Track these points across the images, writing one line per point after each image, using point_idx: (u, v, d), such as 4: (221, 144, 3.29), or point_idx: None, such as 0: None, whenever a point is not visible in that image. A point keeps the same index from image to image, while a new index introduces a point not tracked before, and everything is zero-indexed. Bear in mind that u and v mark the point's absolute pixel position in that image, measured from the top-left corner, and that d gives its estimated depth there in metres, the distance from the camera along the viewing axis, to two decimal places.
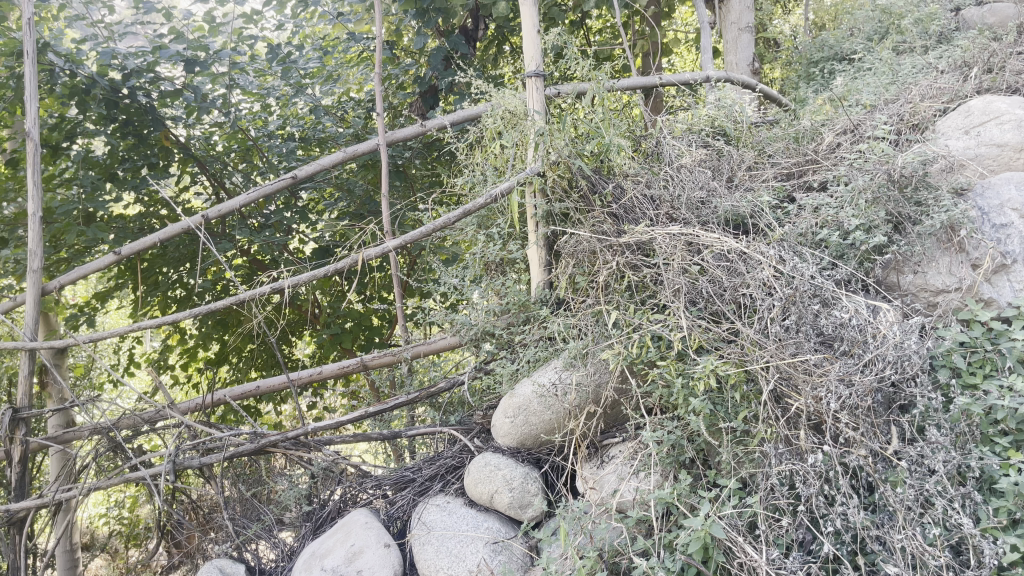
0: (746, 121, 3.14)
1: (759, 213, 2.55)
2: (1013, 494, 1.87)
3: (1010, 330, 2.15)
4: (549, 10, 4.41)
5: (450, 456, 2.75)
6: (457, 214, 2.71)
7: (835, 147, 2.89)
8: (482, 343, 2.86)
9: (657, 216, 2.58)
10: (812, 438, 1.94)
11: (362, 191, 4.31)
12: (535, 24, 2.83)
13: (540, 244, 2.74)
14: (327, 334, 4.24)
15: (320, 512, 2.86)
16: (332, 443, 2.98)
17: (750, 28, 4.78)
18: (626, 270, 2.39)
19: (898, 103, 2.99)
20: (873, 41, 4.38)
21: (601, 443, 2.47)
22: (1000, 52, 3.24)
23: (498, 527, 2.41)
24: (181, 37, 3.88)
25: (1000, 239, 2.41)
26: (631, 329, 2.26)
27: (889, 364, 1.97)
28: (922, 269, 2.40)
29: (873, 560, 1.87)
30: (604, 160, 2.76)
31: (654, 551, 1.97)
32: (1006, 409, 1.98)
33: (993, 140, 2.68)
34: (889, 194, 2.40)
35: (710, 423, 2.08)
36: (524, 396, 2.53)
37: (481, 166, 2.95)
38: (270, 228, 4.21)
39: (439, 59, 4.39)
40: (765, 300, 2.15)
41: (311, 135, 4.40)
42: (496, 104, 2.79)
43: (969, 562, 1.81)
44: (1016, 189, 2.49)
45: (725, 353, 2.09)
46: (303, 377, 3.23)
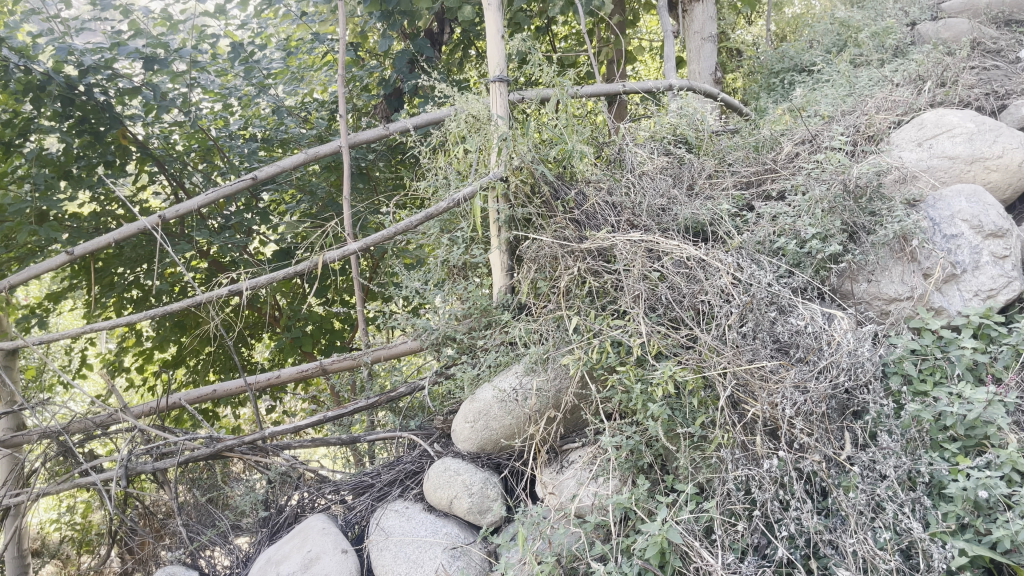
0: (707, 130, 3.17)
1: (719, 221, 2.59)
2: (961, 499, 1.91)
3: (959, 339, 2.22)
4: (515, 16, 4.44)
5: (409, 461, 2.73)
6: (420, 217, 2.69)
7: (793, 157, 2.94)
8: (443, 348, 2.84)
9: (618, 223, 2.61)
10: (768, 443, 1.97)
11: (325, 193, 4.28)
12: (500, 29, 2.81)
13: (502, 249, 2.73)
14: (288, 337, 4.20)
15: (276, 518, 2.82)
16: (290, 447, 2.95)
17: (714, 38, 4.84)
18: (588, 276, 2.41)
19: (854, 115, 3.06)
20: (832, 53, 4.47)
21: (561, 448, 2.48)
22: (954, 67, 3.34)
23: (457, 533, 2.40)
24: (140, 33, 3.81)
25: (951, 249, 2.47)
26: (591, 334, 2.28)
27: (842, 371, 2.00)
28: (875, 278, 2.45)
29: (826, 565, 1.88)
30: (567, 167, 2.77)
31: (613, 557, 1.97)
32: (955, 416, 2.04)
33: (945, 153, 2.74)
34: (845, 204, 2.46)
35: (668, 428, 2.09)
36: (484, 401, 2.52)
37: (445, 170, 2.94)
38: (230, 229, 4.16)
39: (405, 63, 4.39)
40: (723, 307, 2.18)
41: (274, 136, 4.35)
42: (460, 107, 2.74)
43: (918, 566, 1.83)
44: (967, 201, 2.54)
45: (684, 359, 2.12)
46: (262, 381, 3.18)
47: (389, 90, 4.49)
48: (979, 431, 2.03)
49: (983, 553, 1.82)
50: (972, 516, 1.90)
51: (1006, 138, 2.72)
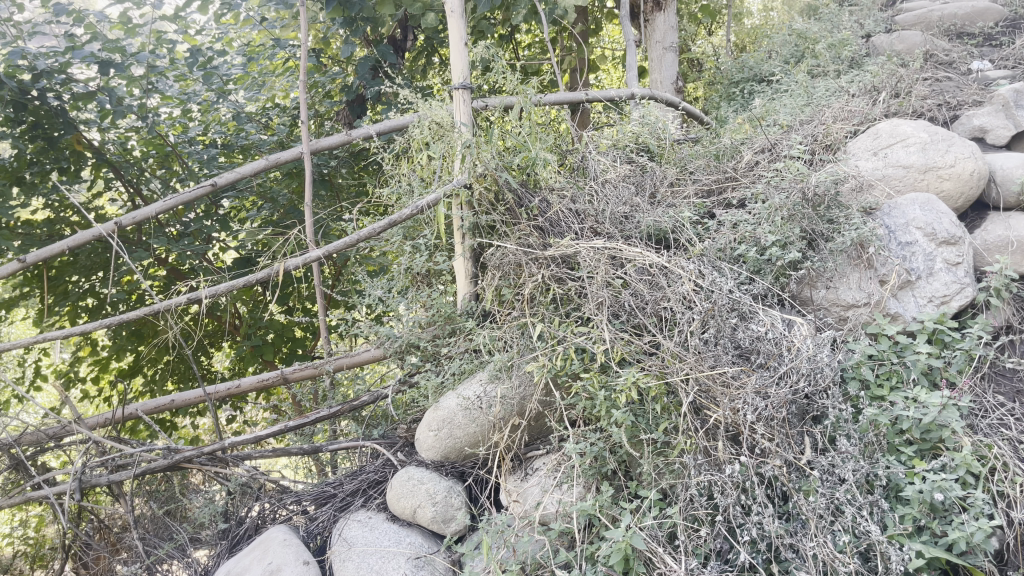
0: (669, 138, 3.21)
1: (680, 229, 2.61)
2: (918, 501, 1.94)
3: (915, 344, 2.27)
4: (477, 23, 4.45)
5: (373, 470, 2.71)
6: (383, 224, 2.67)
7: (753, 165, 2.99)
8: (406, 356, 2.81)
9: (582, 230, 2.62)
10: (730, 448, 1.98)
11: (287, 200, 4.23)
12: (463, 37, 2.80)
13: (466, 256, 2.72)
14: (248, 346, 4.15)
15: (236, 530, 2.77)
16: (251, 458, 2.91)
17: (675, 48, 4.91)
18: (552, 283, 2.42)
19: (812, 125, 3.12)
20: (790, 64, 4.55)
21: (525, 456, 2.47)
22: (906, 79, 3.41)
23: (420, 542, 2.38)
24: (96, 37, 3.74)
25: (906, 256, 2.52)
26: (555, 341, 2.28)
27: (802, 377, 2.03)
28: (834, 284, 2.49)
29: (787, 569, 1.90)
30: (531, 174, 2.78)
31: (577, 564, 1.97)
32: (911, 420, 2.08)
33: (899, 162, 2.79)
34: (804, 211, 2.50)
35: (632, 434, 2.10)
36: (449, 409, 2.51)
37: (408, 177, 2.91)
38: (189, 236, 4.10)
39: (367, 69, 4.37)
40: (685, 313, 2.20)
41: (235, 141, 4.28)
42: (424, 114, 2.73)
43: (877, 568, 1.85)
44: (920, 209, 2.60)
45: (647, 366, 2.13)
46: (221, 390, 3.13)
47: (351, 97, 4.46)
48: (934, 434, 2.07)
49: (939, 555, 1.85)
50: (929, 518, 1.93)
51: (958, 148, 2.76)
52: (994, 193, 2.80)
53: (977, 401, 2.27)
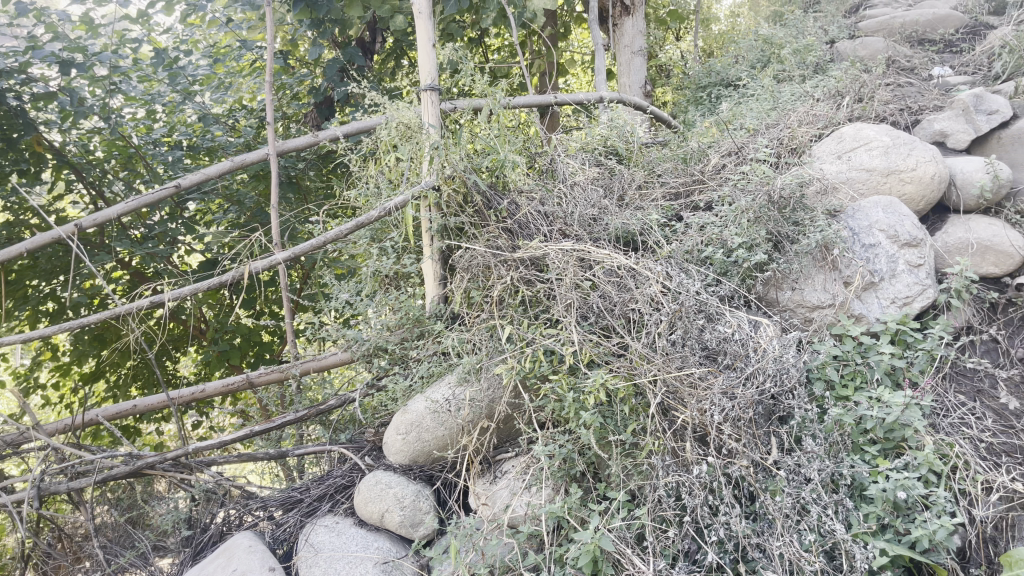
0: (637, 141, 3.22)
1: (648, 231, 2.62)
2: (882, 500, 1.96)
3: (878, 345, 2.30)
4: (447, 26, 4.45)
5: (340, 475, 2.68)
6: (350, 226, 2.64)
7: (720, 168, 3.02)
8: (374, 359, 2.79)
9: (550, 232, 2.62)
10: (697, 449, 1.99)
11: (253, 202, 4.19)
12: (431, 38, 2.79)
13: (434, 258, 2.71)
14: (214, 350, 4.10)
15: (200, 536, 2.72)
16: (215, 463, 2.87)
17: (643, 52, 4.94)
18: (521, 285, 2.42)
19: (778, 129, 3.16)
20: (756, 69, 4.60)
21: (494, 458, 2.47)
22: (870, 84, 3.47)
23: (388, 547, 2.36)
24: (57, 37, 3.67)
25: (869, 258, 2.55)
26: (524, 343, 2.28)
27: (768, 377, 2.04)
28: (799, 286, 2.51)
29: (754, 568, 1.91)
30: (499, 176, 2.78)
31: (546, 566, 1.97)
32: (875, 419, 2.10)
33: (863, 165, 2.83)
34: (769, 214, 2.52)
35: (600, 436, 2.11)
36: (417, 413, 2.50)
37: (376, 179, 2.89)
38: (153, 239, 4.03)
39: (335, 71, 4.35)
40: (653, 314, 2.20)
41: (200, 143, 4.22)
42: (391, 115, 2.72)
43: (842, 566, 1.87)
44: (883, 212, 2.64)
45: (615, 367, 2.13)
46: (185, 395, 3.07)
47: (319, 99, 4.44)
48: (898, 433, 2.10)
49: (902, 553, 1.87)
50: (893, 517, 1.95)
51: (920, 152, 2.80)
52: (954, 197, 2.84)
53: (938, 401, 2.31)
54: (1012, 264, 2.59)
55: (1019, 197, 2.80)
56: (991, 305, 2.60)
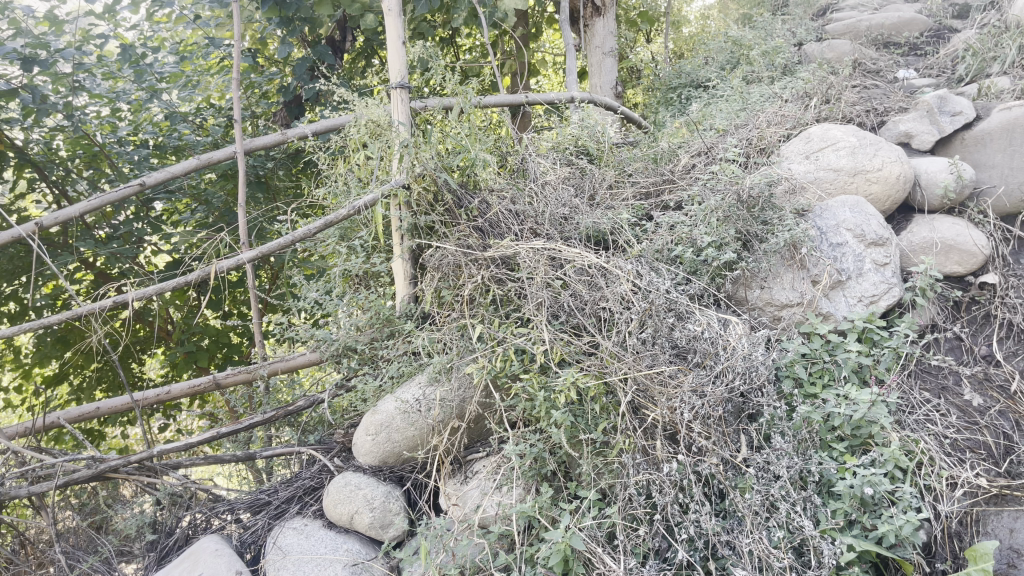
0: (608, 141, 3.23)
1: (619, 230, 2.62)
2: (849, 496, 1.98)
3: (845, 342, 2.33)
4: (418, 25, 4.42)
5: (308, 477, 2.65)
6: (319, 225, 2.62)
7: (690, 168, 3.04)
8: (343, 359, 2.76)
9: (521, 231, 2.62)
10: (667, 447, 1.99)
11: (222, 202, 4.13)
12: (400, 36, 2.77)
13: (404, 257, 2.69)
14: (181, 352, 4.03)
15: (165, 541, 2.67)
16: (181, 466, 2.83)
17: (614, 54, 4.96)
18: (492, 284, 2.42)
19: (747, 129, 3.19)
20: (725, 70, 4.63)
21: (465, 458, 2.45)
22: (837, 85, 3.50)
23: (358, 549, 2.33)
24: (20, 33, 3.60)
25: (837, 257, 2.57)
26: (495, 342, 2.27)
27: (737, 375, 2.05)
28: (768, 285, 2.53)
29: (724, 565, 1.91)
30: (470, 175, 2.77)
31: (516, 566, 1.95)
32: (842, 416, 2.12)
33: (830, 165, 2.85)
34: (738, 213, 2.53)
35: (571, 435, 2.10)
36: (386, 413, 2.47)
37: (345, 177, 2.86)
38: (118, 239, 3.96)
39: (304, 70, 4.31)
40: (624, 313, 2.20)
41: (167, 142, 4.16)
42: (360, 113, 2.70)
43: (810, 562, 1.88)
44: (850, 211, 2.66)
45: (586, 366, 2.13)
46: (150, 397, 3.01)
47: (288, 97, 4.41)
48: (864, 430, 2.12)
49: (870, 548, 1.89)
50: (860, 513, 1.96)
51: (886, 152, 2.83)
52: (919, 197, 2.87)
53: (904, 398, 2.34)
54: (975, 262, 2.64)
55: (982, 196, 2.85)
56: (955, 303, 2.65)
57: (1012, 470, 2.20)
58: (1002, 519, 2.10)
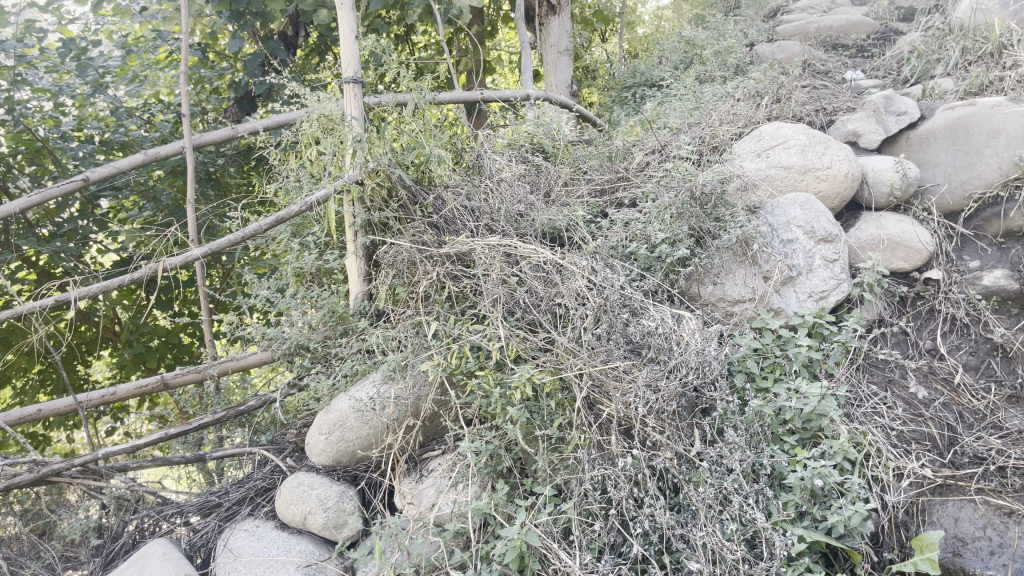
0: (563, 138, 3.24)
1: (574, 227, 2.63)
2: (800, 488, 2.00)
3: (796, 337, 2.36)
4: (372, 22, 4.38)
5: (260, 478, 2.61)
6: (269, 221, 2.57)
7: (644, 165, 3.06)
8: (296, 358, 2.72)
9: (477, 228, 2.61)
10: (622, 442, 2.00)
11: (170, 199, 4.04)
12: (354, 29, 2.73)
13: (359, 254, 2.66)
14: (129, 353, 3.94)
15: (111, 545, 2.60)
16: (128, 468, 2.76)
17: (569, 52, 4.98)
18: (447, 281, 2.41)
19: (700, 128, 3.23)
20: (679, 70, 4.68)
21: (420, 457, 2.43)
22: (787, 85, 3.56)
23: (311, 550, 2.30)
24: None
25: (788, 253, 2.61)
26: (450, 339, 2.26)
27: (690, 369, 2.07)
28: (720, 280, 2.56)
29: (678, 559, 1.92)
30: (425, 171, 2.76)
31: (472, 564, 1.94)
32: (793, 410, 2.15)
33: (780, 163, 2.89)
34: (691, 210, 2.56)
35: (527, 432, 2.10)
36: (340, 412, 2.44)
37: (297, 172, 2.82)
38: (62, 237, 3.85)
39: (256, 65, 4.26)
40: (579, 309, 2.21)
41: (113, 138, 4.02)
42: (312, 108, 2.63)
43: (762, 554, 1.89)
44: (800, 209, 2.71)
45: (542, 361, 2.14)
46: (95, 398, 2.92)
47: (240, 93, 4.34)
48: (815, 423, 2.16)
49: (820, 539, 1.92)
50: (810, 504, 1.99)
51: (834, 150, 2.88)
52: (866, 194, 2.93)
53: (853, 392, 2.39)
54: (920, 259, 2.71)
55: (926, 195, 2.93)
56: (901, 298, 2.71)
57: (956, 461, 2.27)
58: (948, 509, 2.12)
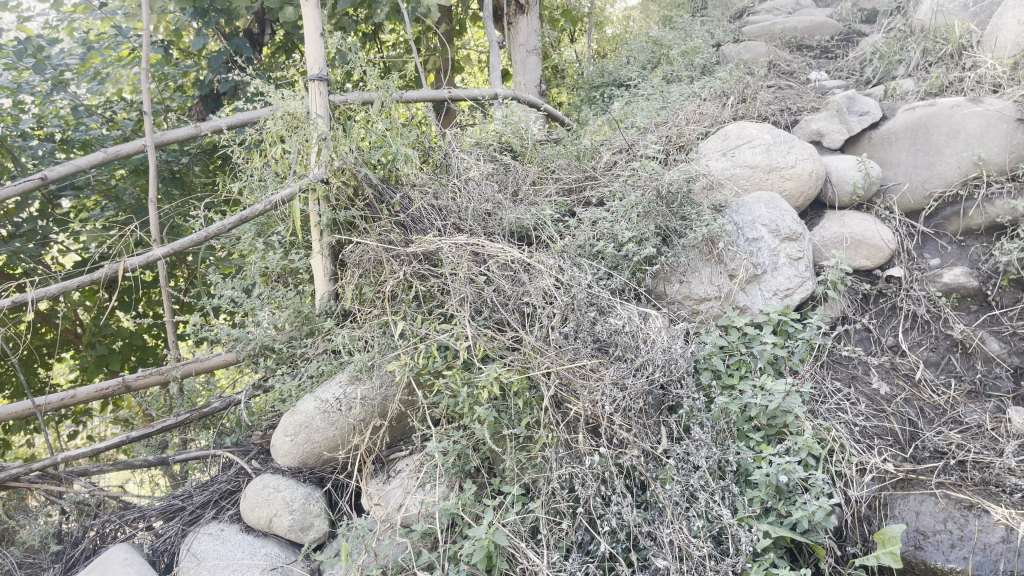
0: (531, 138, 3.23)
1: (542, 226, 2.63)
2: (765, 484, 2.02)
3: (762, 334, 2.38)
4: (340, 20, 4.35)
5: (224, 480, 2.57)
6: (233, 220, 2.54)
7: (612, 165, 3.07)
8: (260, 359, 2.69)
9: (444, 227, 2.60)
10: (589, 440, 2.00)
11: (133, 199, 3.97)
12: (318, 26, 2.70)
13: (324, 253, 2.63)
14: (91, 356, 3.87)
15: (71, 551, 2.54)
16: (89, 473, 2.71)
17: (538, 51, 4.99)
18: (414, 280, 2.40)
19: (667, 127, 3.25)
20: (647, 70, 4.71)
21: (387, 458, 2.42)
22: (753, 85, 3.59)
23: (277, 553, 2.27)
24: None
25: (753, 252, 2.63)
26: (418, 338, 2.25)
27: (657, 367, 2.08)
28: (687, 279, 2.57)
29: (645, 556, 1.92)
30: (392, 170, 2.75)
31: (439, 564, 1.93)
32: (759, 407, 2.17)
33: (746, 162, 2.91)
34: (658, 209, 2.56)
35: (494, 431, 2.09)
36: (306, 413, 2.42)
37: (261, 171, 2.78)
38: (21, 237, 3.77)
39: (221, 63, 4.21)
40: (546, 308, 2.21)
41: (74, 137, 3.95)
42: (276, 105, 2.59)
43: (728, 550, 1.91)
44: (765, 207, 2.73)
45: (509, 361, 2.13)
46: (54, 401, 2.86)
47: (205, 92, 4.28)
48: (780, 420, 2.18)
49: (784, 534, 1.94)
50: (775, 500, 2.01)
51: (799, 150, 2.91)
52: (830, 193, 2.97)
53: (818, 388, 2.42)
54: (882, 256, 2.75)
55: (888, 194, 2.97)
56: (864, 296, 2.75)
57: (917, 455, 2.30)
58: (909, 502, 2.15)
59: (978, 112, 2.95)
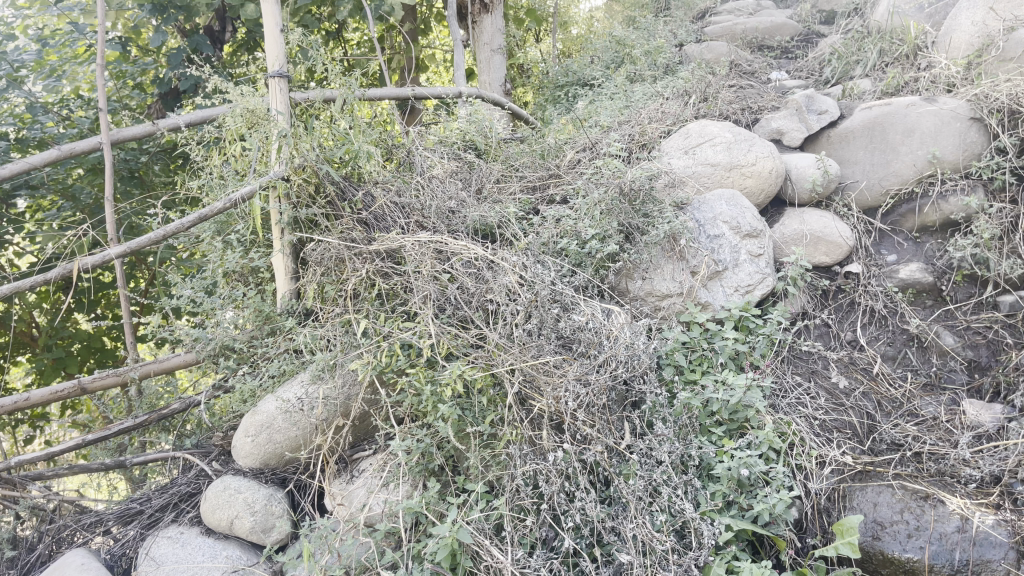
0: (496, 136, 3.23)
1: (506, 224, 2.63)
2: (727, 478, 2.04)
3: (723, 330, 2.41)
4: (302, 18, 4.30)
5: (184, 482, 2.53)
6: (191, 219, 2.49)
7: (575, 163, 3.09)
8: (221, 359, 2.65)
9: (407, 224, 2.58)
10: (553, 436, 2.00)
11: (90, 198, 3.89)
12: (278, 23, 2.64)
13: (285, 251, 2.60)
14: (48, 358, 3.80)
15: (26, 557, 2.47)
16: (44, 477, 2.66)
17: (502, 50, 4.99)
18: (377, 278, 2.38)
19: (629, 125, 3.27)
20: (610, 69, 4.73)
21: (351, 457, 2.40)
22: (714, 85, 3.62)
23: (238, 555, 2.24)
24: None
25: (715, 248, 2.65)
26: (380, 337, 2.23)
27: (620, 363, 2.10)
28: (649, 276, 2.59)
29: (609, 551, 1.93)
30: (355, 168, 2.73)
31: (403, 563, 1.92)
32: (720, 401, 2.19)
33: (707, 160, 2.94)
34: (620, 206, 2.58)
35: (458, 428, 2.09)
36: (267, 413, 2.39)
37: (220, 168, 2.74)
38: None
39: (179, 60, 4.14)
40: (509, 305, 2.21)
41: (28, 135, 3.86)
42: (235, 102, 2.55)
43: (691, 544, 1.92)
44: (726, 205, 2.75)
45: (473, 358, 2.12)
46: (8, 405, 2.79)
47: (164, 89, 4.21)
48: (741, 414, 2.20)
49: (745, 526, 1.97)
50: (736, 493, 2.03)
51: (759, 148, 2.94)
52: (790, 191, 3.01)
53: (779, 383, 2.45)
54: (840, 253, 2.79)
55: (846, 191, 3.02)
56: (824, 291, 2.79)
57: (875, 447, 2.35)
58: (868, 494, 2.17)
59: (932, 112, 3.00)
